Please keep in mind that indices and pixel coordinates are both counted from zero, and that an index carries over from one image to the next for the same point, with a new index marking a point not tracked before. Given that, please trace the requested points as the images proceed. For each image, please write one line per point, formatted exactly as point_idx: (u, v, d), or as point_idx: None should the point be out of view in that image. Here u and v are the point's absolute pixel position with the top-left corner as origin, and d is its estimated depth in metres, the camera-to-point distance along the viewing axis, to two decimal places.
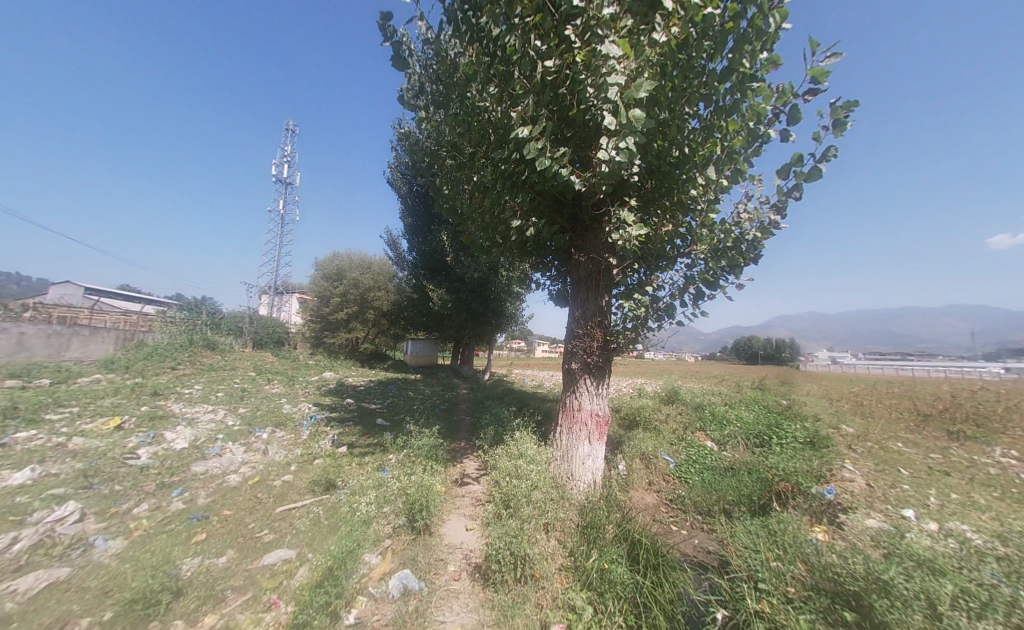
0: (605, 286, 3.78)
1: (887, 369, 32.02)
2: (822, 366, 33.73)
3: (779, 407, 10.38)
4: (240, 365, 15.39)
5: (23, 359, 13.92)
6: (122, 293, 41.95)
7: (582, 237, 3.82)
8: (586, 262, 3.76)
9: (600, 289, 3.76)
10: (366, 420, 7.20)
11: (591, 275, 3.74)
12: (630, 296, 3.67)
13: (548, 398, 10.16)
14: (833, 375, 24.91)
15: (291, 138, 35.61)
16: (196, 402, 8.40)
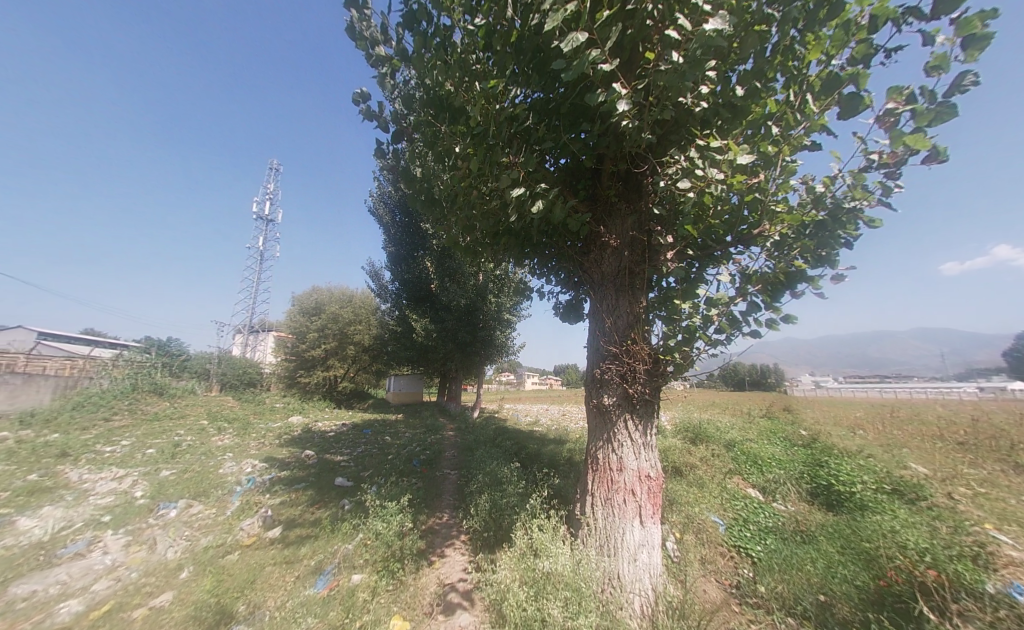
0: (643, 286, 2.75)
1: (876, 391, 32.06)
2: (813, 392, 33.58)
3: (807, 440, 9.21)
4: (192, 412, 13.30)
5: None
6: (82, 337, 38.99)
7: (606, 219, 2.83)
8: (615, 252, 2.74)
9: (637, 288, 2.72)
10: (324, 481, 5.62)
11: (623, 269, 2.71)
12: (679, 298, 2.62)
13: (549, 440, 8.70)
14: (831, 400, 24.34)
15: (275, 177, 35.94)
16: (108, 464, 6.58)
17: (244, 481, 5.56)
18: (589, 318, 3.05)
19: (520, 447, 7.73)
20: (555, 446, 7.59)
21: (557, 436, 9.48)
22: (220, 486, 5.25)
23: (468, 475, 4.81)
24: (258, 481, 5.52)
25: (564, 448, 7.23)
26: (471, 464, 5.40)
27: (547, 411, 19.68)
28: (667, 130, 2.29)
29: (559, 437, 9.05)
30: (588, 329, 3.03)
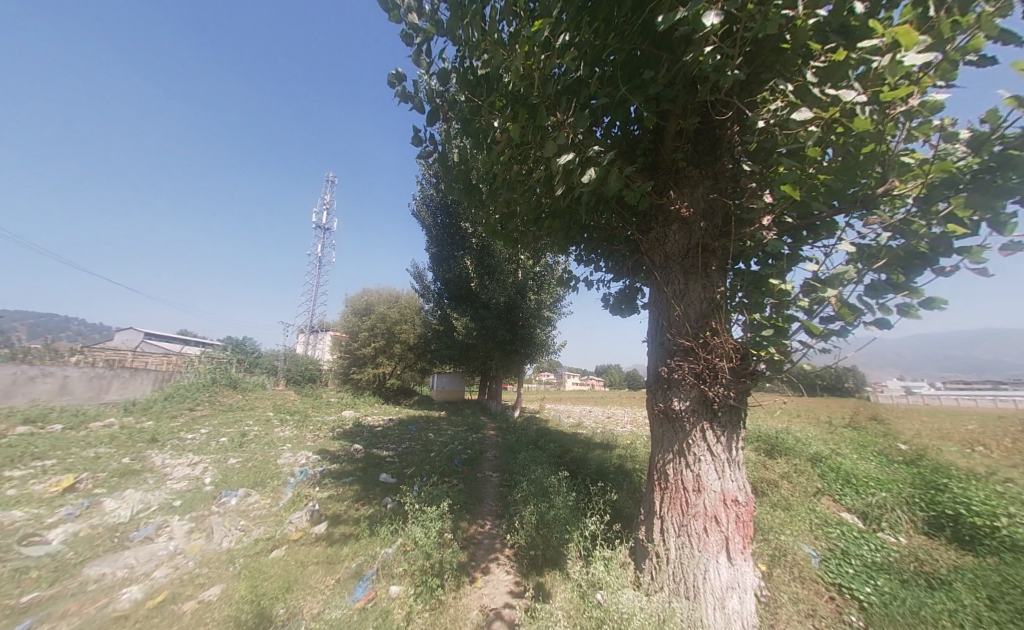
0: (719, 265, 2.28)
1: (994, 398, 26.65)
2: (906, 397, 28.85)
3: (913, 456, 7.66)
4: (260, 405, 14.68)
5: (61, 403, 13.98)
6: (180, 337, 45.52)
7: (671, 188, 2.39)
8: (684, 227, 2.33)
9: (712, 268, 2.26)
10: (369, 477, 5.70)
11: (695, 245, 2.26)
12: (770, 279, 2.10)
13: (595, 444, 8.19)
14: (933, 408, 20.61)
15: (330, 190, 39.04)
16: (189, 450, 7.35)
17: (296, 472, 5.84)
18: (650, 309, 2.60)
19: (563, 451, 7.34)
20: (601, 451, 7.09)
21: (603, 440, 8.93)
22: (275, 476, 5.55)
23: (512, 479, 4.56)
24: (309, 474, 5.75)
25: (612, 454, 6.71)
26: (514, 467, 5.14)
27: (590, 412, 18.91)
28: (762, 60, 1.79)
29: (605, 442, 8.49)
30: (650, 321, 2.58)
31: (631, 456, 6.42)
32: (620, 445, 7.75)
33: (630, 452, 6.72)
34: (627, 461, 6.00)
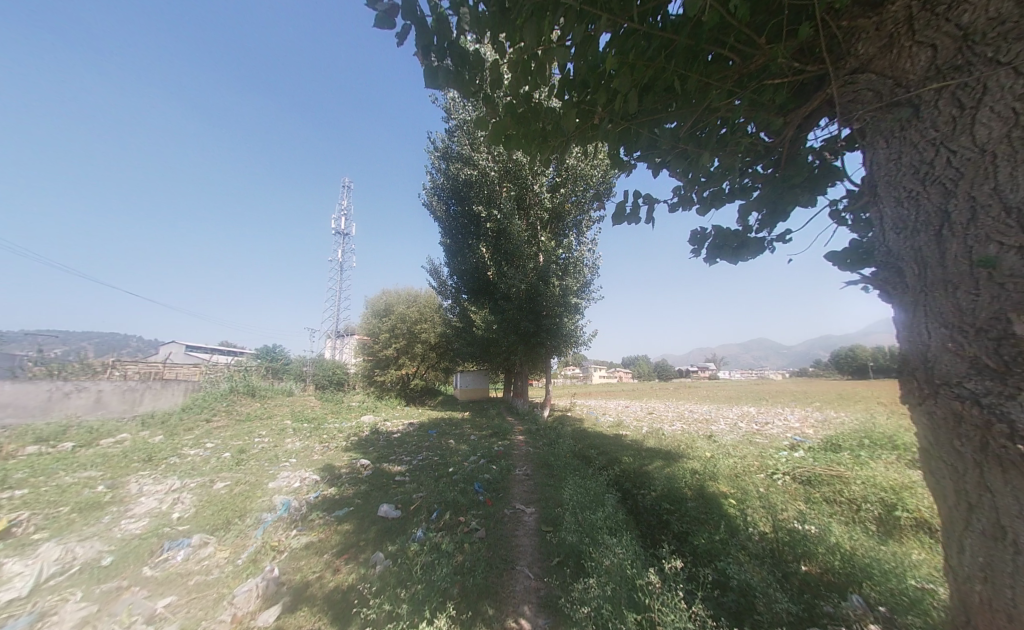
0: None
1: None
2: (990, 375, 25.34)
3: None
4: (279, 412, 14.06)
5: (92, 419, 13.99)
6: (219, 348, 47.72)
7: None
8: None
9: None
10: (366, 510, 4.45)
11: None
12: None
13: (652, 454, 6.55)
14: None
15: (347, 195, 39.47)
16: (179, 472, 6.45)
17: (280, 502, 4.66)
18: (914, 207, 1.29)
19: (613, 469, 5.75)
20: (665, 467, 5.46)
21: (659, 447, 7.25)
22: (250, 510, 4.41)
23: (560, 529, 3.12)
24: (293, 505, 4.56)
25: (683, 471, 5.07)
26: (559, 505, 3.68)
27: (627, 408, 17.05)
28: None
29: (664, 450, 6.81)
30: (922, 230, 1.27)
31: (711, 474, 4.74)
32: (688, 456, 6.03)
33: (708, 467, 5.06)
34: (712, 485, 4.33)
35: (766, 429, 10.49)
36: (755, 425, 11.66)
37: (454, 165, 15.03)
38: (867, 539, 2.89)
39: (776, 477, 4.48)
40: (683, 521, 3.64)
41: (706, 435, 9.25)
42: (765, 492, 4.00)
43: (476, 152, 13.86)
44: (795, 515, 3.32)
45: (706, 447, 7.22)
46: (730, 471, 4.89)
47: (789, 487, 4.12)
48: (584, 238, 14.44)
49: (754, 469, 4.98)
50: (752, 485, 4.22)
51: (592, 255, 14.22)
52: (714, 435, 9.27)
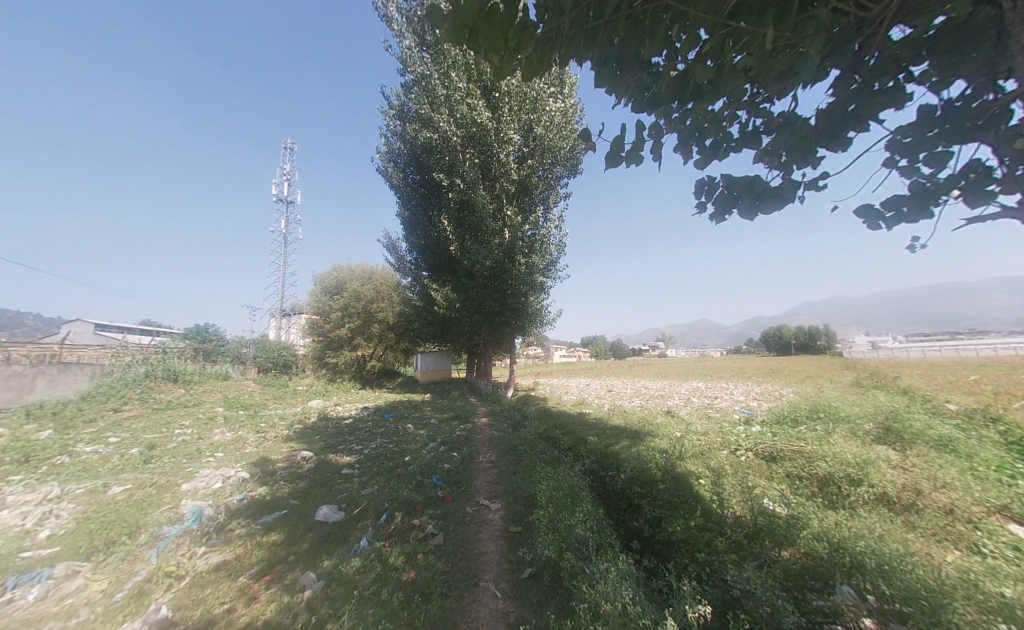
0: None
1: (955, 348, 28.05)
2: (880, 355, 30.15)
3: (980, 410, 6.44)
4: (209, 397, 12.33)
5: None
6: (136, 327, 41.42)
7: None
8: None
9: None
10: (302, 515, 3.75)
11: None
12: None
13: (618, 434, 6.48)
14: (920, 362, 20.61)
15: (290, 156, 35.04)
16: (59, 475, 5.16)
17: (189, 509, 3.72)
18: None
19: (581, 452, 5.54)
20: (633, 448, 5.34)
21: (624, 425, 7.26)
22: (147, 521, 3.43)
23: (530, 534, 2.73)
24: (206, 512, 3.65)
25: (652, 451, 4.97)
26: (529, 503, 3.30)
27: (588, 387, 17.45)
28: None
29: (629, 429, 6.78)
30: None
31: (679, 453, 4.70)
32: (653, 435, 6.02)
33: (677, 447, 4.99)
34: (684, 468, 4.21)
35: (717, 404, 11.18)
36: (705, 399, 12.44)
37: (412, 126, 13.50)
38: (831, 514, 3.06)
39: (740, 454, 4.73)
40: (657, 504, 3.59)
41: (665, 411, 9.58)
42: (738, 479, 3.93)
43: (436, 111, 12.46)
44: (775, 507, 3.21)
45: (668, 424, 7.36)
46: (698, 451, 4.84)
47: (762, 473, 4.09)
48: (551, 214, 13.96)
49: (719, 448, 5.01)
50: (724, 471, 4.13)
51: (559, 233, 13.80)
52: (672, 411, 9.62)
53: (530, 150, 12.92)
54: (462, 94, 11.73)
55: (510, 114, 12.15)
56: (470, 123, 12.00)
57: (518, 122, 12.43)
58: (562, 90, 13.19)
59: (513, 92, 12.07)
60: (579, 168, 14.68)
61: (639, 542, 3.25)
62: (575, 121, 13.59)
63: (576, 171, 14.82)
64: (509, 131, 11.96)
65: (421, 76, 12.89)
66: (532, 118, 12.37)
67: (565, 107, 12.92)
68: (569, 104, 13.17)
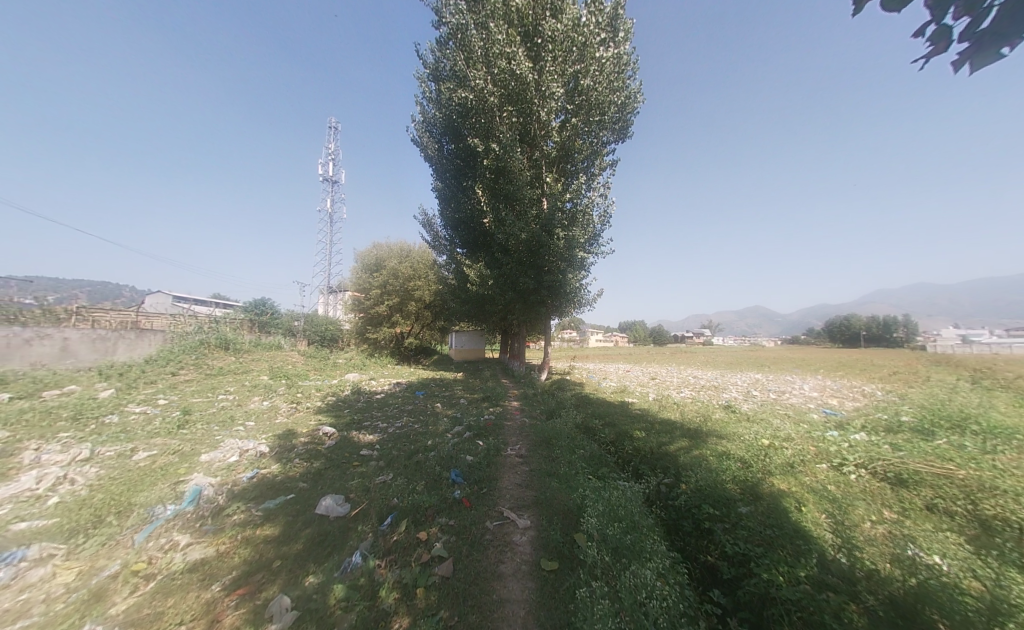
0: None
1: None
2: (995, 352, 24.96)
3: None
4: (256, 366, 13.02)
5: (59, 368, 13.05)
6: (210, 300, 46.51)
7: None
8: None
9: None
10: (305, 503, 3.33)
11: None
12: None
13: (672, 432, 5.44)
14: None
15: (332, 135, 35.80)
16: (101, 437, 5.32)
17: (188, 487, 3.42)
18: None
19: (629, 455, 4.63)
20: (695, 453, 4.33)
21: (676, 422, 6.19)
22: (144, 498, 3.19)
23: (571, 581, 1.96)
24: (203, 491, 3.34)
25: (722, 459, 3.95)
26: (568, 526, 2.53)
27: (629, 373, 16.16)
28: None
29: (685, 427, 5.71)
30: None
31: (761, 466, 3.65)
32: (718, 437, 4.94)
33: (756, 456, 3.92)
34: (776, 489, 3.17)
35: (787, 401, 9.54)
36: (771, 394, 10.77)
37: (446, 86, 12.47)
38: None
39: (851, 472, 3.56)
40: (741, 535, 2.66)
41: (725, 407, 8.23)
42: (862, 516, 2.82)
43: (471, 66, 11.29)
44: (944, 571, 2.13)
45: (733, 423, 6.15)
46: (789, 464, 3.73)
47: (893, 505, 2.95)
48: (596, 181, 12.53)
49: (816, 461, 3.85)
50: (837, 498, 3.04)
51: (603, 202, 12.37)
52: (734, 407, 8.25)
53: (574, 107, 11.45)
54: (500, 43, 10.47)
55: (553, 65, 10.75)
56: (509, 76, 10.75)
57: (563, 74, 10.98)
58: (614, 36, 11.47)
59: (558, 38, 10.62)
60: (628, 130, 12.98)
61: (717, 591, 2.37)
62: (626, 73, 11.89)
63: (624, 134, 13.13)
64: (553, 83, 10.57)
65: (456, 26, 11.71)
66: (579, 68, 10.87)
67: (616, 55, 11.24)
68: (621, 50, 11.45)
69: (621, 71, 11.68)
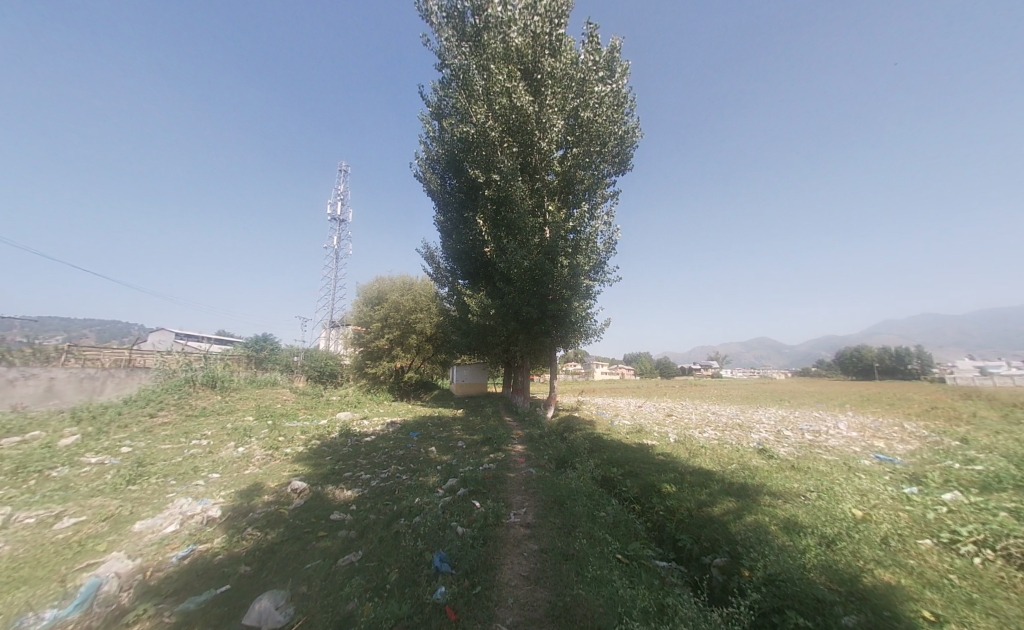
0: None
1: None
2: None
3: None
4: (242, 405, 12.17)
5: (38, 409, 12.31)
6: (214, 336, 46.44)
7: None
8: None
9: None
10: (238, 603, 2.44)
11: None
12: None
13: (713, 489, 4.46)
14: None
15: (343, 178, 37.50)
16: (31, 497, 4.48)
17: (85, 581, 2.51)
18: None
19: (664, 524, 3.72)
20: (751, 521, 3.38)
21: (713, 475, 5.17)
22: (19, 600, 2.33)
23: None
24: (102, 589, 2.43)
25: (792, 533, 3.01)
26: None
27: (642, 409, 15.03)
28: None
29: (727, 481, 4.70)
30: None
31: (851, 545, 2.74)
32: (773, 497, 3.96)
33: (837, 529, 3.00)
34: (888, 589, 2.25)
35: (829, 443, 8.40)
36: (807, 434, 9.60)
37: (449, 124, 12.80)
38: None
39: (977, 555, 2.63)
40: None
41: (762, 452, 7.14)
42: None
43: (473, 105, 11.57)
44: None
45: (782, 474, 5.13)
46: (885, 542, 2.81)
47: None
48: (598, 211, 12.41)
49: (920, 539, 2.90)
50: (991, 605, 2.10)
51: (607, 231, 12.16)
52: (772, 452, 7.16)
53: (575, 140, 11.61)
54: (501, 83, 10.79)
55: (553, 102, 11.03)
56: (510, 112, 10.97)
57: (562, 110, 11.21)
58: (610, 78, 11.90)
59: (557, 78, 10.98)
60: (627, 163, 13.09)
61: None
62: (624, 111, 12.19)
63: (624, 167, 13.23)
64: (553, 117, 10.78)
65: (459, 70, 12.28)
66: (578, 104, 11.21)
67: (614, 93, 11.62)
68: (619, 88, 11.88)
69: (618, 108, 11.99)
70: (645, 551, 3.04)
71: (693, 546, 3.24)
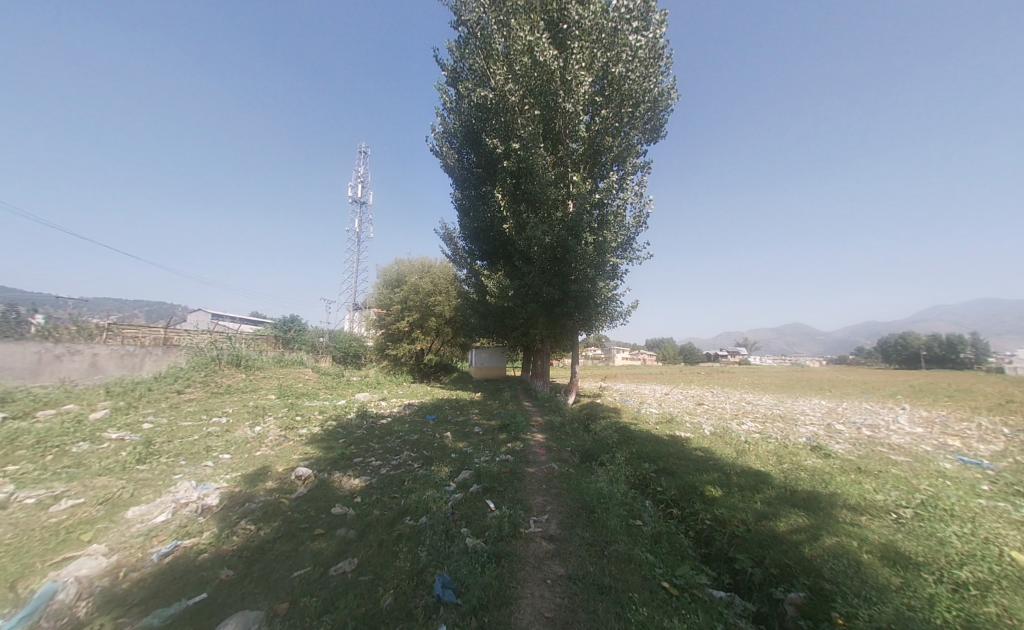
0: None
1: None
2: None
3: None
4: (265, 384, 12.37)
5: (86, 382, 13.02)
6: (248, 318, 48.95)
7: None
8: None
9: None
10: (203, 620, 2.05)
11: None
12: None
13: (772, 498, 3.73)
14: None
15: (362, 160, 37.15)
16: (45, 474, 4.43)
17: (41, 588, 2.26)
18: None
19: (716, 540, 3.07)
20: (834, 545, 2.66)
21: (766, 477, 4.44)
22: None
23: None
24: (55, 599, 2.15)
25: (900, 570, 2.29)
26: None
27: (670, 397, 14.16)
28: None
29: (787, 488, 3.97)
30: None
31: (999, 600, 1.98)
32: (855, 513, 3.20)
33: (966, 570, 2.24)
34: None
35: (892, 441, 7.37)
36: (863, 430, 8.55)
37: (465, 91, 11.89)
38: None
39: None
40: None
41: (816, 450, 6.28)
42: None
43: (491, 65, 10.58)
44: None
45: (853, 479, 4.32)
46: None
47: None
48: (628, 181, 11.26)
49: None
50: None
51: (638, 202, 11.05)
52: (828, 451, 6.28)
53: (604, 100, 10.43)
54: (522, 35, 9.71)
55: (580, 58, 9.85)
56: (532, 69, 9.91)
57: (591, 66, 10.02)
58: (646, 26, 10.49)
59: (585, 28, 9.76)
60: (661, 129, 11.75)
61: None
62: (660, 67, 10.82)
63: (657, 135, 11.90)
64: (580, 74, 9.64)
65: (477, 27, 11.22)
66: (608, 58, 9.97)
67: (650, 43, 10.25)
68: (656, 38, 10.45)
69: (654, 63, 10.63)
70: (697, 577, 2.43)
71: (757, 572, 2.55)
